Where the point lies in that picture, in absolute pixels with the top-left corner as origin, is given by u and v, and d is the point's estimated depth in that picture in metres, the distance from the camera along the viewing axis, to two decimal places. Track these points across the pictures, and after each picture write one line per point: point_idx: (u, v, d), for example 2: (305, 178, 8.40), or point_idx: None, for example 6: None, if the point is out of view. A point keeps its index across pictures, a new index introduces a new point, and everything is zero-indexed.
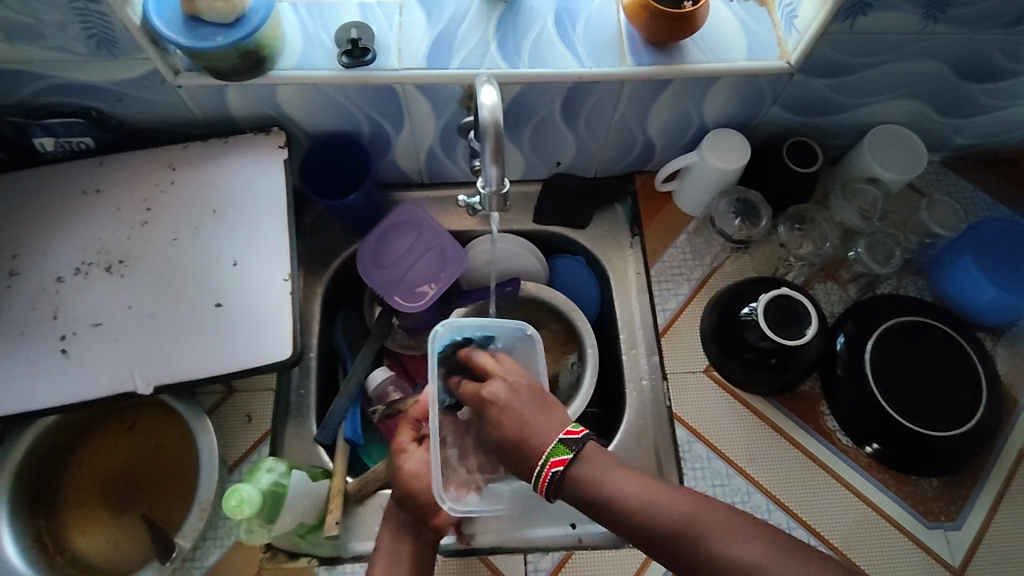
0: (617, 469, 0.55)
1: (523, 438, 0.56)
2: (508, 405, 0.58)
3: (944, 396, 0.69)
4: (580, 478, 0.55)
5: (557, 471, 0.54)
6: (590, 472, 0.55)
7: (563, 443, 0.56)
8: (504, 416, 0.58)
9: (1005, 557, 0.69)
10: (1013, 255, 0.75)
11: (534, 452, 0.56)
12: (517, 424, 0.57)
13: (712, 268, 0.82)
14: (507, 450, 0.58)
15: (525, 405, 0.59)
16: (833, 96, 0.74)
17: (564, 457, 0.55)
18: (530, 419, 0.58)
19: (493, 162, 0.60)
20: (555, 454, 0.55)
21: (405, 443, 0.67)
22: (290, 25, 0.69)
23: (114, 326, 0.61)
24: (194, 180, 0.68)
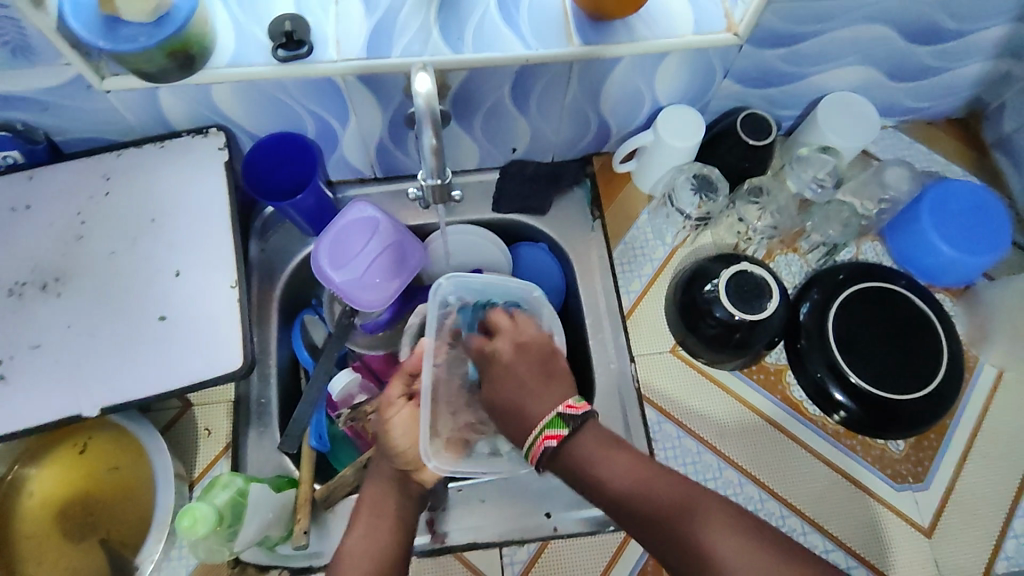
0: (610, 450, 0.56)
1: (523, 403, 0.61)
2: (510, 363, 0.65)
3: (906, 359, 0.70)
4: (569, 456, 0.56)
5: (549, 444, 0.57)
6: (585, 449, 0.56)
7: (563, 417, 0.57)
8: (507, 373, 0.64)
9: (971, 512, 0.69)
10: (971, 215, 0.74)
11: (533, 417, 0.59)
12: (516, 393, 0.62)
13: (674, 246, 0.80)
14: (504, 413, 0.62)
15: (529, 356, 0.65)
16: (782, 66, 0.72)
17: (559, 432, 0.57)
18: (535, 394, 0.61)
19: (433, 151, 0.51)
20: (549, 427, 0.57)
21: (394, 396, 0.67)
22: (220, 19, 0.64)
23: (52, 348, 0.60)
24: (130, 190, 0.66)
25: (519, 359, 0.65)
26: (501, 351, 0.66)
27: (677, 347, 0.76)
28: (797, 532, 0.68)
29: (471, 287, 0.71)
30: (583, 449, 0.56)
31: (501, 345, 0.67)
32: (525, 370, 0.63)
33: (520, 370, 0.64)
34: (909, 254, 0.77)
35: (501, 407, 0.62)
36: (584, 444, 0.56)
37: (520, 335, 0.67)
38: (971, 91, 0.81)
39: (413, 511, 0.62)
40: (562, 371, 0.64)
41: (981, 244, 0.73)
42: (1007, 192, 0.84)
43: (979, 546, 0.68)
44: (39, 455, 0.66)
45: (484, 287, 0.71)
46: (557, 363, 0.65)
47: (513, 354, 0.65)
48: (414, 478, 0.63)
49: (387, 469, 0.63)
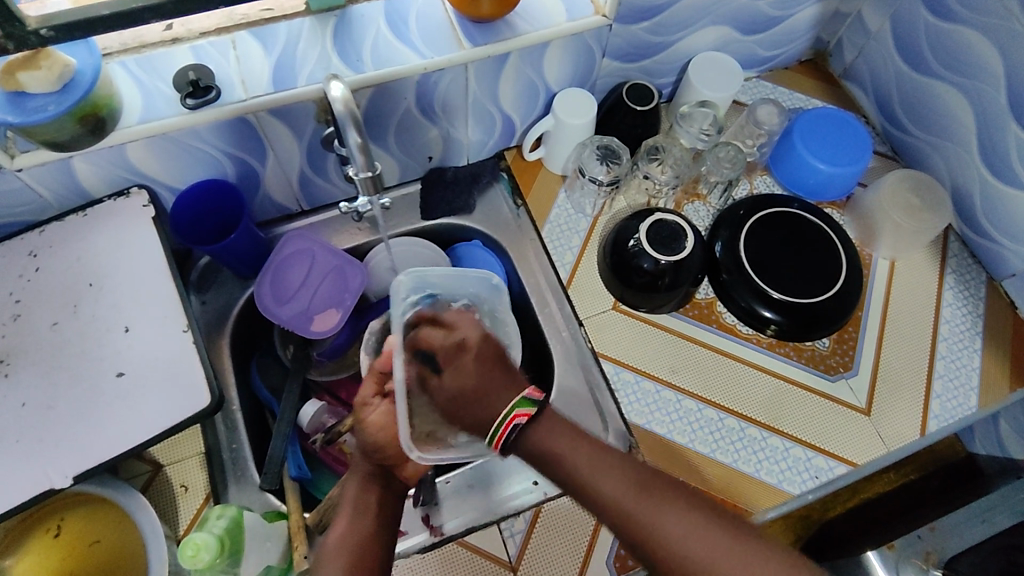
0: (572, 436, 0.58)
1: (481, 394, 0.59)
2: (476, 353, 0.63)
3: (812, 267, 0.79)
4: (534, 441, 0.58)
5: (520, 422, 0.57)
6: (541, 437, 0.58)
7: (530, 398, 0.58)
8: (467, 370, 0.61)
9: (897, 385, 0.78)
10: (836, 135, 0.85)
11: (494, 408, 0.59)
12: (479, 380, 0.60)
13: (594, 215, 0.87)
14: (460, 401, 0.60)
15: (486, 352, 0.63)
16: (650, 37, 0.81)
17: (528, 409, 0.58)
18: (493, 374, 0.61)
19: (358, 151, 0.54)
20: (520, 406, 0.58)
21: (369, 396, 0.68)
22: (123, 82, 0.66)
23: (9, 429, 0.59)
24: (60, 260, 0.66)
25: (476, 361, 0.62)
26: (466, 347, 0.63)
27: (617, 304, 0.82)
28: (758, 439, 0.75)
29: (432, 283, 0.72)
30: (546, 434, 0.58)
31: (457, 348, 0.63)
32: (483, 363, 0.62)
33: (481, 361, 0.62)
34: (793, 179, 0.87)
35: (455, 392, 0.61)
36: (541, 432, 0.58)
37: (473, 332, 0.65)
38: (812, 32, 0.93)
39: (394, 509, 0.62)
40: (514, 366, 0.63)
41: (849, 157, 0.84)
42: (862, 112, 0.96)
43: (910, 412, 0.77)
44: (14, 546, 0.64)
45: (443, 283, 0.73)
46: (511, 358, 0.64)
47: (474, 360, 0.62)
48: (395, 472, 0.64)
49: (366, 465, 0.64)
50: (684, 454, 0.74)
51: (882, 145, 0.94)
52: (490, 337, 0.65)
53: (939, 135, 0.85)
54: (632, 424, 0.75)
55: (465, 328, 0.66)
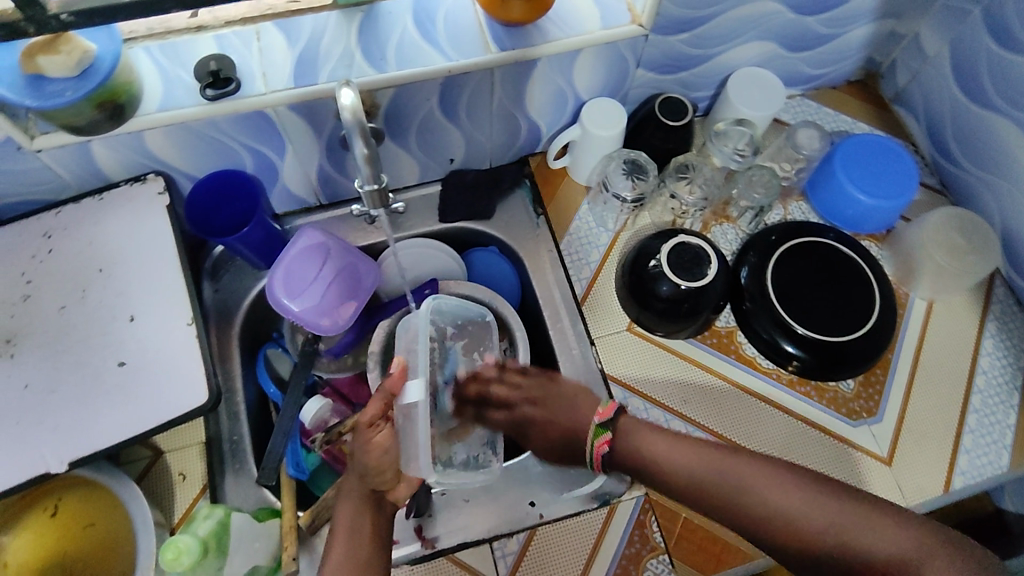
0: (653, 432, 0.66)
1: (570, 433, 0.70)
2: (545, 399, 0.71)
3: (843, 304, 0.75)
4: (622, 450, 0.66)
5: (605, 449, 0.66)
6: (629, 439, 0.66)
7: (602, 424, 0.67)
8: (557, 411, 0.70)
9: (923, 435, 0.74)
10: (882, 163, 0.80)
11: (582, 440, 0.69)
12: (567, 419, 0.70)
13: (616, 231, 0.84)
14: (567, 441, 0.70)
15: (554, 397, 0.71)
16: (688, 49, 0.78)
17: (607, 437, 0.66)
18: (576, 413, 0.70)
19: (366, 157, 0.53)
20: (598, 434, 0.67)
21: (375, 418, 0.62)
22: (145, 67, 0.65)
23: (10, 410, 0.59)
24: (73, 245, 0.66)
25: (545, 408, 0.71)
26: (553, 382, 0.72)
27: (633, 325, 0.79)
28: None
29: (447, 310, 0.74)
30: (631, 438, 0.66)
31: (525, 404, 0.72)
32: (558, 405, 0.71)
33: (558, 400, 0.71)
34: (832, 207, 0.83)
35: (564, 431, 0.70)
36: (628, 437, 0.66)
37: (529, 386, 0.72)
38: (864, 52, 0.88)
39: (388, 533, 0.62)
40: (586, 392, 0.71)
41: (894, 188, 0.79)
42: (911, 140, 0.91)
43: (935, 466, 0.73)
44: (10, 523, 0.63)
45: (456, 311, 0.75)
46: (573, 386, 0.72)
47: (557, 400, 0.71)
48: (388, 497, 0.63)
49: (362, 488, 0.62)
50: None
51: (931, 177, 0.88)
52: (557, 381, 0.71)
53: (993, 172, 0.79)
54: None
55: (523, 385, 0.72)
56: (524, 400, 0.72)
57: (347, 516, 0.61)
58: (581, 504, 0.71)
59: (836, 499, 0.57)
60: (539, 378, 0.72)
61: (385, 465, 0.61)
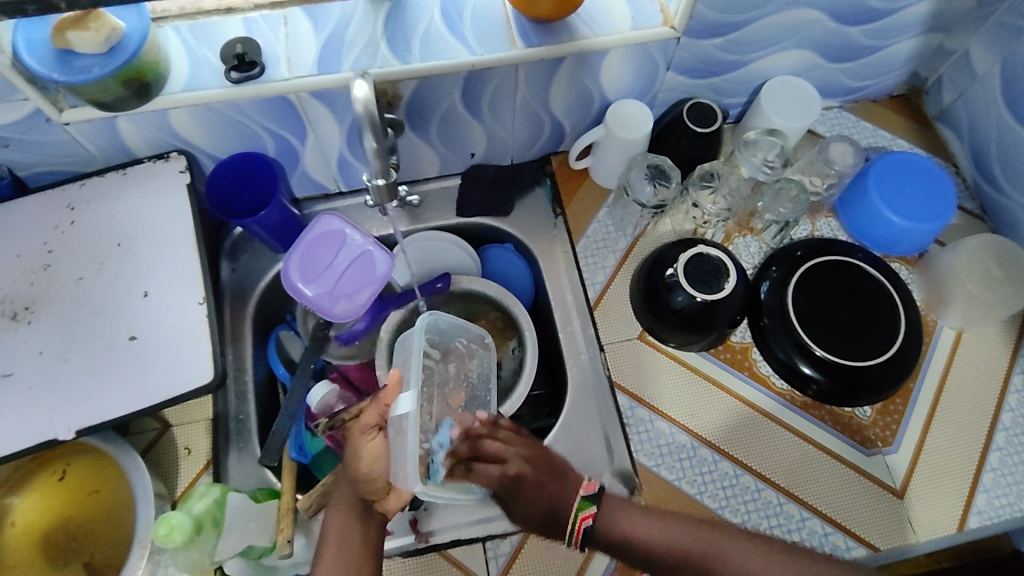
0: (635, 515, 0.60)
1: (555, 508, 0.61)
2: (534, 478, 0.61)
3: (865, 328, 0.72)
4: (606, 529, 0.59)
5: (587, 524, 0.59)
6: (609, 522, 0.60)
7: (587, 497, 0.60)
8: (542, 484, 0.61)
9: (940, 470, 0.71)
10: (918, 183, 0.76)
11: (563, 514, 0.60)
12: (552, 497, 0.61)
13: (635, 236, 0.82)
14: (547, 521, 0.61)
15: (546, 471, 0.62)
16: (722, 54, 0.75)
17: (589, 511, 0.59)
18: (565, 482, 0.62)
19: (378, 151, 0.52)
20: (581, 508, 0.60)
21: (367, 425, 0.61)
22: (174, 47, 0.66)
23: (24, 375, 0.61)
24: (95, 217, 0.67)
25: (535, 475, 0.61)
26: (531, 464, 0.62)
27: (645, 333, 0.78)
28: (773, 504, 0.69)
29: (444, 326, 0.66)
30: (612, 517, 0.60)
31: (517, 468, 0.61)
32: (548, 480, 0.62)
33: (547, 471, 0.62)
34: (862, 226, 0.80)
35: (542, 511, 0.61)
36: (608, 516, 0.60)
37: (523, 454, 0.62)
38: (909, 66, 0.84)
39: (379, 538, 0.61)
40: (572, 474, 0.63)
41: (929, 210, 0.75)
42: (953, 160, 0.87)
43: (950, 503, 0.70)
44: (22, 484, 0.66)
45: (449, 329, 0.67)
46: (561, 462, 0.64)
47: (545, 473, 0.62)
48: (377, 507, 0.61)
49: (350, 493, 0.62)
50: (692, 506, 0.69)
51: (971, 201, 0.84)
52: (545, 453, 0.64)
53: None
54: (640, 465, 0.71)
55: (515, 449, 0.63)
56: (518, 460, 0.62)
57: (334, 515, 0.61)
58: None
59: (809, 558, 0.56)
60: (534, 445, 0.64)
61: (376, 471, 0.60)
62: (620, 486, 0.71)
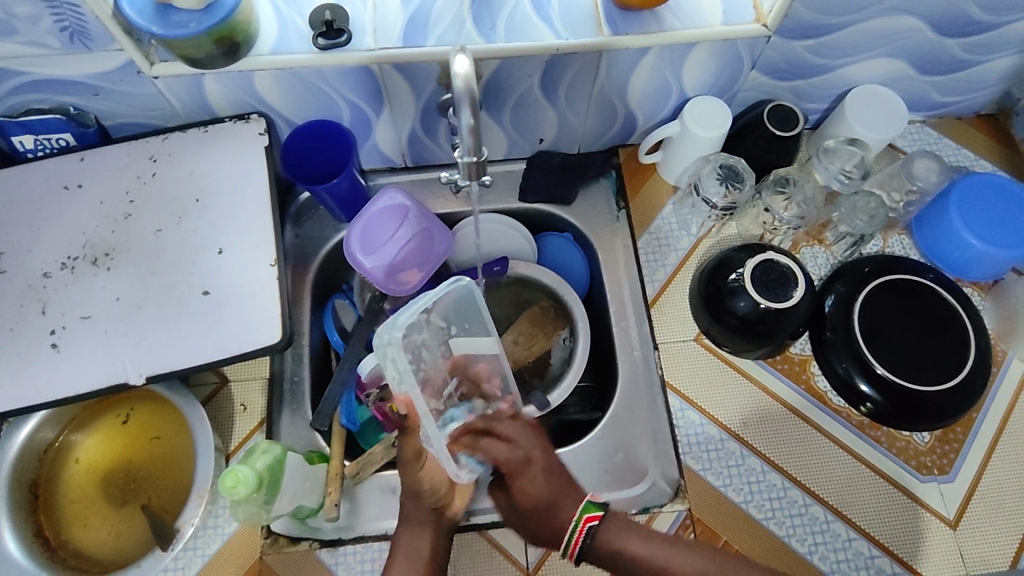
0: (639, 532, 0.59)
1: (556, 503, 0.59)
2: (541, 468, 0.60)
3: (933, 352, 0.70)
4: (603, 541, 0.58)
5: (591, 526, 0.58)
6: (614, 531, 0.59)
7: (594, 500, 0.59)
8: (536, 479, 0.59)
9: (997, 505, 0.69)
10: (1003, 207, 0.73)
11: (561, 522, 0.58)
12: (548, 491, 0.59)
13: (699, 237, 0.81)
14: (537, 518, 0.59)
15: (555, 465, 0.60)
16: (810, 58, 0.73)
17: (597, 513, 0.58)
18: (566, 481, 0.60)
19: (468, 129, 0.51)
20: (588, 510, 0.59)
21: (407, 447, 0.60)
22: (264, 9, 0.66)
23: (100, 319, 0.63)
24: (176, 172, 0.69)
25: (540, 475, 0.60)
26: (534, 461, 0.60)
27: (701, 336, 0.77)
28: (819, 520, 0.68)
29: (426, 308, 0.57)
30: (615, 532, 0.59)
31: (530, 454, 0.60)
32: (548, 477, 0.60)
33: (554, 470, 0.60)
34: (937, 247, 0.77)
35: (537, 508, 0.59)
36: (610, 529, 0.59)
37: (532, 442, 0.61)
38: (1003, 84, 0.81)
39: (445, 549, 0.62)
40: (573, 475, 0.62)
41: (1011, 236, 0.73)
42: None
43: (1003, 539, 0.68)
44: (85, 423, 0.68)
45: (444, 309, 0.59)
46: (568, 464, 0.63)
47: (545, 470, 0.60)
48: (446, 512, 0.62)
49: (421, 509, 0.61)
50: (738, 514, 0.68)
51: None
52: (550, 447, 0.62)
53: None
54: (686, 466, 0.71)
55: (521, 440, 0.61)
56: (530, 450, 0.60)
57: (414, 532, 0.60)
58: (621, 506, 0.70)
59: None
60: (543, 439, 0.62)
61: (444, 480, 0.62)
62: (665, 487, 0.70)
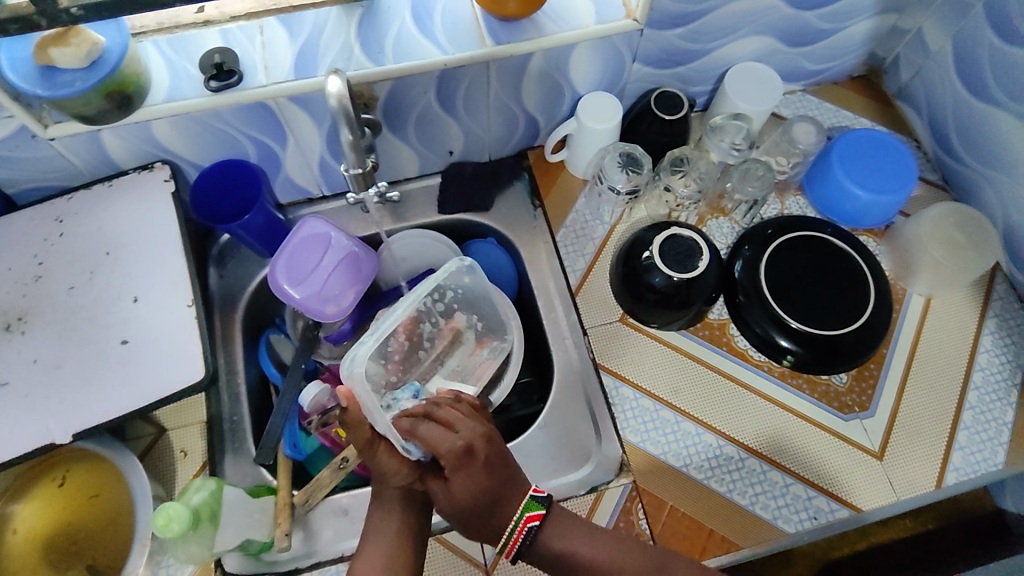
0: (581, 533, 0.59)
1: (497, 502, 0.55)
2: (482, 460, 0.54)
3: (835, 299, 0.75)
4: (546, 542, 0.58)
5: (531, 526, 0.56)
6: (557, 533, 0.59)
7: (536, 498, 0.57)
8: (475, 474, 0.54)
9: (916, 431, 0.73)
10: (883, 158, 0.80)
11: (501, 521, 0.55)
12: (490, 485, 0.55)
13: (612, 224, 0.85)
14: (474, 513, 0.55)
15: (498, 458, 0.55)
16: (685, 44, 0.78)
17: (537, 512, 0.57)
18: (512, 472, 0.56)
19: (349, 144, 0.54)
20: (529, 509, 0.57)
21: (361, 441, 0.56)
22: (154, 60, 0.68)
23: (20, 384, 0.62)
24: (84, 228, 0.69)
25: (471, 475, 0.54)
26: (475, 455, 0.54)
27: (626, 316, 0.80)
28: (756, 472, 0.72)
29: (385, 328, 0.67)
30: (560, 529, 0.59)
31: (476, 441, 0.55)
32: (483, 472, 0.54)
33: (497, 459, 0.56)
34: (828, 202, 0.83)
35: (474, 504, 0.55)
36: (551, 528, 0.59)
37: (476, 431, 0.55)
38: (867, 47, 0.88)
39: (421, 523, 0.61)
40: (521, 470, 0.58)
41: (892, 182, 0.79)
42: (913, 135, 0.90)
43: (926, 461, 0.72)
44: (22, 491, 0.67)
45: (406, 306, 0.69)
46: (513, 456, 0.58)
47: (483, 467, 0.54)
48: (418, 492, 0.60)
49: (390, 492, 0.60)
50: (678, 478, 0.71)
51: (932, 173, 0.87)
52: (491, 439, 0.56)
53: (995, 168, 0.78)
54: (626, 441, 0.73)
55: (460, 428, 0.55)
56: (474, 437, 0.55)
57: (374, 530, 0.60)
58: (571, 490, 0.73)
59: None
60: (488, 425, 0.58)
61: (404, 468, 0.57)
62: (609, 465, 0.73)
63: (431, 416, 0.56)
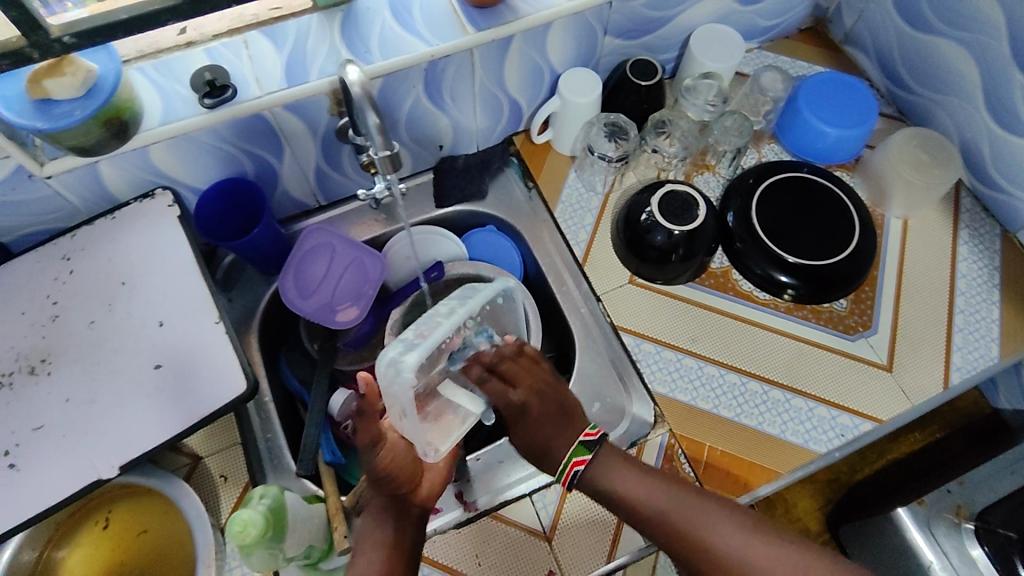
0: (633, 470, 0.63)
1: (548, 447, 0.63)
2: (536, 412, 0.64)
3: (825, 231, 0.80)
4: (596, 479, 0.62)
5: (579, 469, 0.62)
6: (602, 472, 0.62)
7: (585, 444, 0.63)
8: (534, 424, 0.64)
9: (917, 340, 0.79)
10: (836, 96, 0.86)
11: (555, 459, 0.63)
12: (542, 436, 0.63)
13: (605, 193, 0.88)
14: (532, 449, 0.64)
15: (553, 410, 0.64)
16: (650, 13, 0.82)
17: (584, 457, 0.62)
18: (566, 424, 0.64)
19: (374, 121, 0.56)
20: (577, 453, 0.63)
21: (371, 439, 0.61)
22: (142, 86, 0.67)
23: (56, 424, 0.61)
24: (93, 263, 0.69)
25: (531, 421, 0.64)
26: (530, 407, 0.63)
27: (634, 278, 0.83)
28: (781, 402, 0.75)
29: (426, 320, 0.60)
30: (605, 469, 0.63)
31: (530, 395, 0.64)
32: (541, 422, 0.63)
33: (550, 414, 0.64)
34: (801, 144, 0.88)
35: (529, 444, 0.64)
36: (602, 465, 0.63)
37: (531, 388, 0.64)
38: None
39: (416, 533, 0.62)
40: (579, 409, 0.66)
41: (851, 118, 0.85)
42: (865, 75, 0.96)
43: (930, 366, 0.78)
44: (67, 537, 0.66)
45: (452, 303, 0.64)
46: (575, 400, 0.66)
47: (541, 416, 0.64)
48: (413, 500, 0.63)
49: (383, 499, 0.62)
50: (709, 418, 0.75)
51: (888, 107, 0.94)
52: (558, 390, 0.66)
53: (946, 92, 0.85)
54: (655, 393, 0.76)
55: (519, 381, 0.64)
56: (531, 392, 0.64)
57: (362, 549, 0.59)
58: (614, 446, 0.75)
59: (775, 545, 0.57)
60: (548, 379, 0.66)
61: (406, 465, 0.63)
62: (645, 418, 0.76)
63: (497, 369, 0.64)
